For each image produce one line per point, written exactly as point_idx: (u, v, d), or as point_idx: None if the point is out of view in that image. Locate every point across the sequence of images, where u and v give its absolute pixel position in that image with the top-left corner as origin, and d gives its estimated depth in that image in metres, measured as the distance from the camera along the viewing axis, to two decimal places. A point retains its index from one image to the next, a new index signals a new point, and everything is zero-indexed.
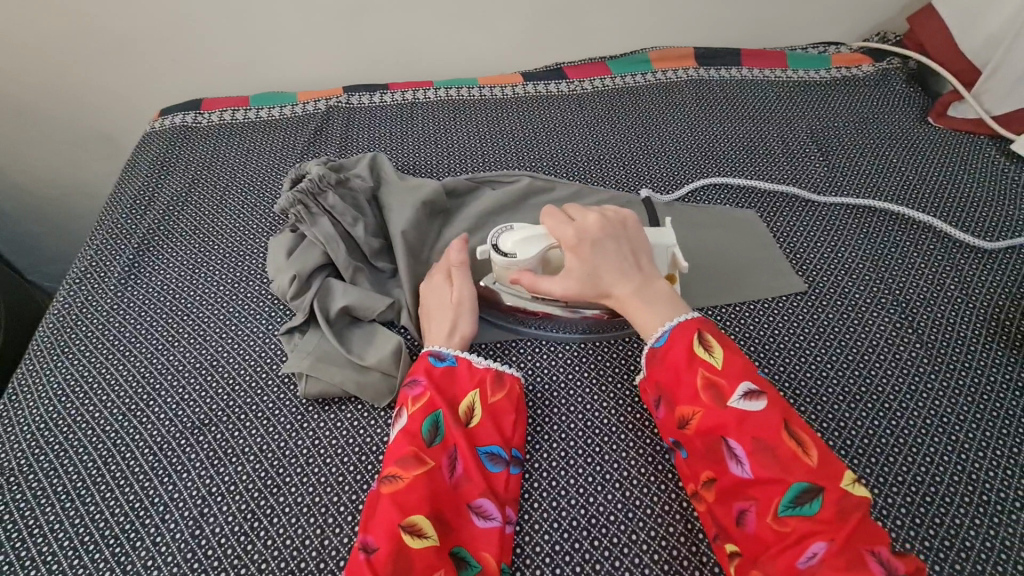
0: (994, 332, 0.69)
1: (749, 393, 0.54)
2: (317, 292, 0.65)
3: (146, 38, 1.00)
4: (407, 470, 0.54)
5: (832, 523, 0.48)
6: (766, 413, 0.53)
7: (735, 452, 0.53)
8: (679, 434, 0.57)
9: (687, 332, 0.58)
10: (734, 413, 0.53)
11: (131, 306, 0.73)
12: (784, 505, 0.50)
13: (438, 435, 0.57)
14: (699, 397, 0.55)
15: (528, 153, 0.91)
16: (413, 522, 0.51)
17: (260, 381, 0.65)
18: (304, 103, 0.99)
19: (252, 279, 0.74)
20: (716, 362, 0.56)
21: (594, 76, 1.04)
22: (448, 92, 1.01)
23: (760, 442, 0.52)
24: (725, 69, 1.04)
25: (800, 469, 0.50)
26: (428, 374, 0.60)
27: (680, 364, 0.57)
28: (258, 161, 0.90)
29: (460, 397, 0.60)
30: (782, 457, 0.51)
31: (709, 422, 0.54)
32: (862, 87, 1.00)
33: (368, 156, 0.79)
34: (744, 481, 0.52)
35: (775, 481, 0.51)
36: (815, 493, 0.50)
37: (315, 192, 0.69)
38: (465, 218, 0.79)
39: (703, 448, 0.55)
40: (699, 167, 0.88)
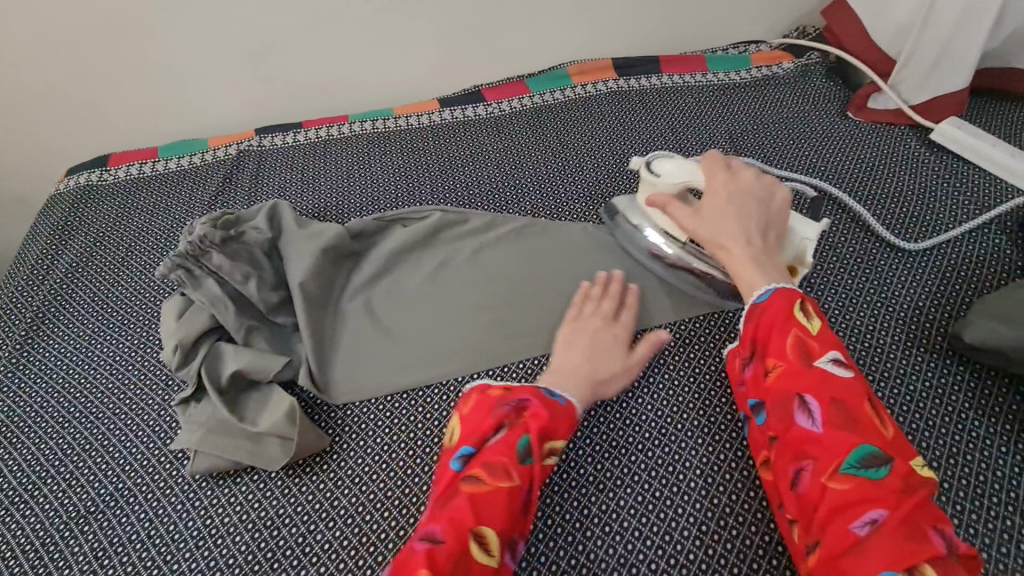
0: (912, 340, 0.66)
1: (838, 360, 0.51)
2: (205, 358, 0.62)
3: (47, 96, 0.97)
4: (495, 480, 0.51)
5: (895, 492, 0.44)
6: (853, 382, 0.50)
7: (808, 407, 0.49)
8: (761, 389, 0.54)
9: (790, 295, 0.55)
10: (818, 373, 0.50)
11: (22, 385, 0.69)
12: (848, 465, 0.46)
13: (528, 460, 0.53)
14: (784, 351, 0.52)
15: (445, 184, 0.88)
16: (483, 532, 0.49)
17: (152, 459, 0.61)
18: (214, 149, 0.96)
19: (149, 346, 0.71)
20: (812, 328, 0.53)
21: (513, 97, 1.02)
22: (363, 126, 0.99)
23: (839, 404, 0.48)
24: (645, 77, 1.02)
25: (875, 437, 0.47)
26: (542, 398, 0.57)
27: (772, 321, 0.54)
28: (163, 216, 0.87)
29: (557, 433, 0.56)
30: (860, 422, 0.48)
31: (790, 378, 0.51)
32: (781, 86, 0.99)
33: (268, 205, 0.76)
34: (809, 436, 0.49)
35: (843, 441, 0.47)
36: (884, 460, 0.46)
37: (198, 253, 0.66)
38: (375, 259, 0.76)
39: (773, 403, 0.52)
40: (619, 185, 0.86)
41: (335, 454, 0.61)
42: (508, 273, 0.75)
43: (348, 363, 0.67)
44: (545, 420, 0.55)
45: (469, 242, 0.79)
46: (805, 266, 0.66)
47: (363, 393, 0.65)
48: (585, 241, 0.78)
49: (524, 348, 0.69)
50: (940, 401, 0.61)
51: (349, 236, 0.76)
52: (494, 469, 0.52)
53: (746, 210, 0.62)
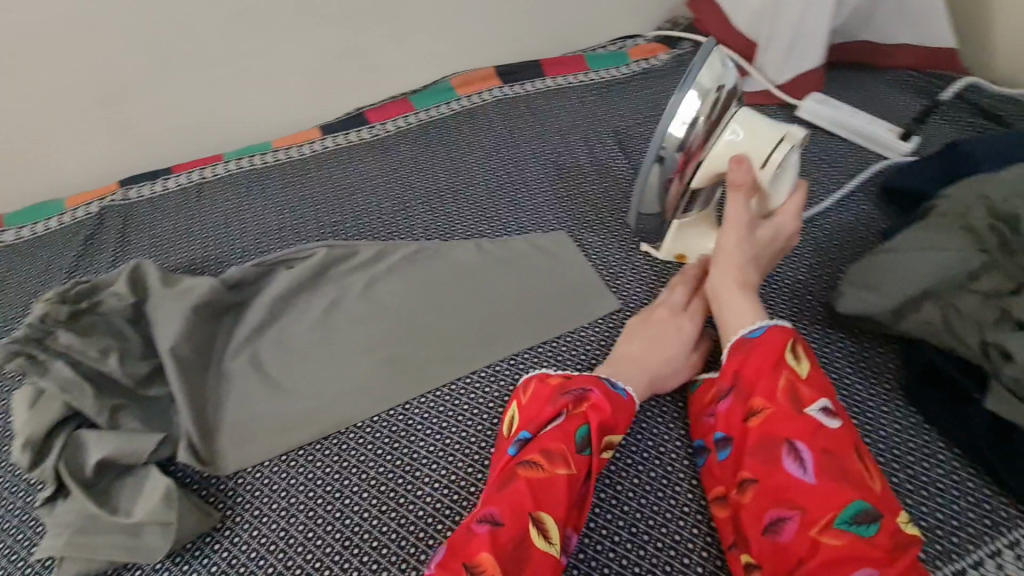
0: (796, 314, 0.68)
1: (830, 408, 0.50)
2: (62, 451, 0.55)
3: None
4: (552, 465, 0.51)
5: (884, 550, 0.44)
6: (842, 432, 0.49)
7: (801, 456, 0.48)
8: (740, 427, 0.53)
9: (785, 335, 0.54)
10: (810, 421, 0.50)
11: None
12: (838, 520, 0.45)
13: (589, 449, 0.53)
14: (777, 395, 0.51)
15: (331, 216, 0.84)
16: (541, 517, 0.49)
17: (13, 574, 0.54)
18: (72, 209, 0.88)
19: (3, 443, 0.63)
20: (801, 372, 0.52)
21: (397, 115, 0.99)
22: (240, 164, 0.93)
23: (830, 455, 0.48)
24: (528, 83, 1.02)
25: (866, 491, 0.46)
26: (606, 388, 0.57)
27: (763, 363, 0.54)
28: (17, 292, 0.78)
29: (617, 423, 0.57)
30: (850, 474, 0.47)
31: (777, 421, 0.51)
32: (659, 78, 1.01)
33: (130, 265, 0.69)
34: (797, 483, 0.48)
35: (834, 495, 0.46)
36: (873, 516, 0.45)
37: (43, 334, 0.61)
38: (259, 308, 0.71)
39: (758, 444, 0.51)
40: (510, 194, 0.85)
41: (227, 531, 0.56)
42: (402, 303, 0.72)
43: (236, 427, 0.62)
44: (606, 408, 0.56)
45: (359, 276, 0.75)
46: None
47: (257, 457, 0.61)
48: (479, 259, 0.76)
49: (425, 380, 0.66)
50: (825, 369, 0.64)
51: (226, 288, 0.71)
52: (551, 454, 0.52)
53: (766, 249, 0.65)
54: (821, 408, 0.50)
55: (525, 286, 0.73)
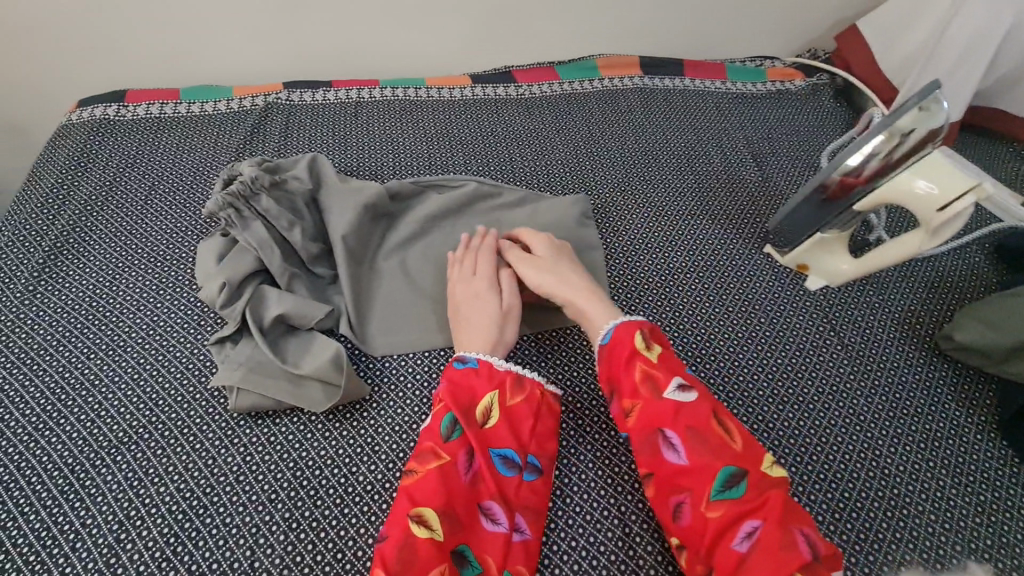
0: (908, 337, 0.73)
1: (682, 388, 0.57)
2: (249, 299, 0.62)
3: (67, 23, 0.93)
4: (424, 464, 0.55)
5: (757, 501, 0.51)
6: (697, 405, 0.56)
7: (670, 440, 0.55)
8: (624, 426, 0.59)
9: (630, 333, 0.61)
10: (670, 406, 0.56)
11: (39, 315, 0.67)
12: (715, 490, 0.52)
13: (456, 431, 0.56)
14: (638, 388, 0.58)
15: (476, 157, 0.91)
16: (421, 513, 0.52)
17: (185, 395, 0.61)
18: (240, 98, 0.95)
19: (179, 286, 0.70)
20: (654, 359, 0.59)
21: (543, 81, 1.05)
22: (395, 92, 0.99)
23: (693, 432, 0.55)
24: (669, 78, 1.07)
25: (728, 456, 0.53)
26: (452, 371, 0.60)
27: (620, 361, 0.60)
28: (189, 158, 0.85)
29: (478, 395, 0.59)
30: (712, 444, 0.54)
31: (647, 414, 0.57)
32: (794, 100, 1.06)
33: (307, 156, 0.76)
34: (677, 468, 0.54)
35: (704, 468, 0.53)
36: (740, 476, 0.52)
37: (248, 195, 0.67)
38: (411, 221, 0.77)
39: (638, 441, 0.57)
40: (644, 175, 0.91)
41: (374, 403, 0.63)
42: None
43: (385, 319, 0.69)
44: (458, 390, 0.59)
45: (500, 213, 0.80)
46: (838, 280, 0.75)
47: (402, 346, 0.67)
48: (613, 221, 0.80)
49: (550, 318, 0.72)
50: (929, 391, 0.68)
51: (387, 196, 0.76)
52: (424, 455, 0.55)
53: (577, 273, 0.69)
54: (676, 390, 0.57)
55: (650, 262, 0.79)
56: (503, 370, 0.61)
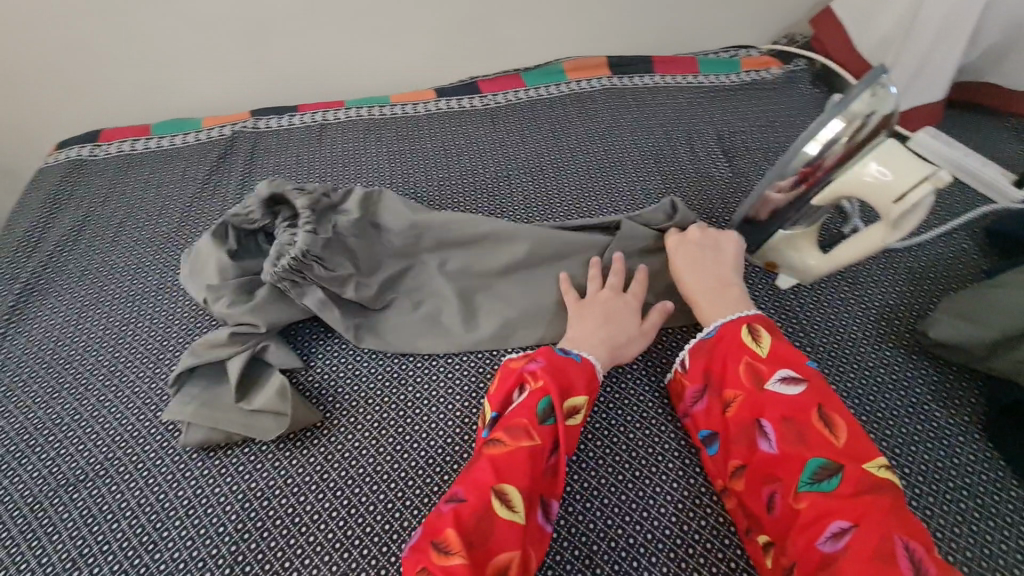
0: (883, 334, 0.69)
1: (789, 383, 0.56)
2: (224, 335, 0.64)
3: (46, 70, 0.97)
4: (515, 440, 0.54)
5: (851, 500, 0.49)
6: (802, 398, 0.55)
7: (766, 432, 0.55)
8: (718, 415, 0.59)
9: (736, 326, 0.61)
10: (769, 396, 0.56)
11: (8, 357, 0.69)
12: (805, 481, 0.51)
13: (551, 417, 0.56)
14: (740, 378, 0.58)
15: (438, 172, 0.90)
16: (505, 489, 0.51)
17: (142, 430, 0.62)
18: (208, 129, 0.96)
19: (141, 320, 0.71)
20: (762, 351, 0.59)
21: (509, 89, 1.04)
22: (359, 112, 1.00)
23: (791, 425, 0.54)
24: (637, 76, 1.05)
25: (829, 454, 0.52)
26: (556, 358, 0.60)
27: (726, 353, 0.60)
28: (157, 192, 0.87)
29: (577, 389, 0.59)
30: (809, 437, 0.53)
31: (745, 405, 0.57)
32: (769, 89, 1.02)
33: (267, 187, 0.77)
34: (770, 457, 0.54)
35: (799, 459, 0.52)
36: (835, 471, 0.51)
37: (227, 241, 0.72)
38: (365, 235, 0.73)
39: (734, 430, 0.57)
40: (609, 179, 0.89)
41: (325, 430, 0.62)
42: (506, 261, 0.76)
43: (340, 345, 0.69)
44: (563, 378, 0.59)
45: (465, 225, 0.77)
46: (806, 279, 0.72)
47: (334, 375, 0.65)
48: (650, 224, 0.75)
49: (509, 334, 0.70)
50: (905, 392, 0.64)
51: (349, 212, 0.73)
52: (514, 430, 0.55)
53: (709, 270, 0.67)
54: (779, 382, 0.57)
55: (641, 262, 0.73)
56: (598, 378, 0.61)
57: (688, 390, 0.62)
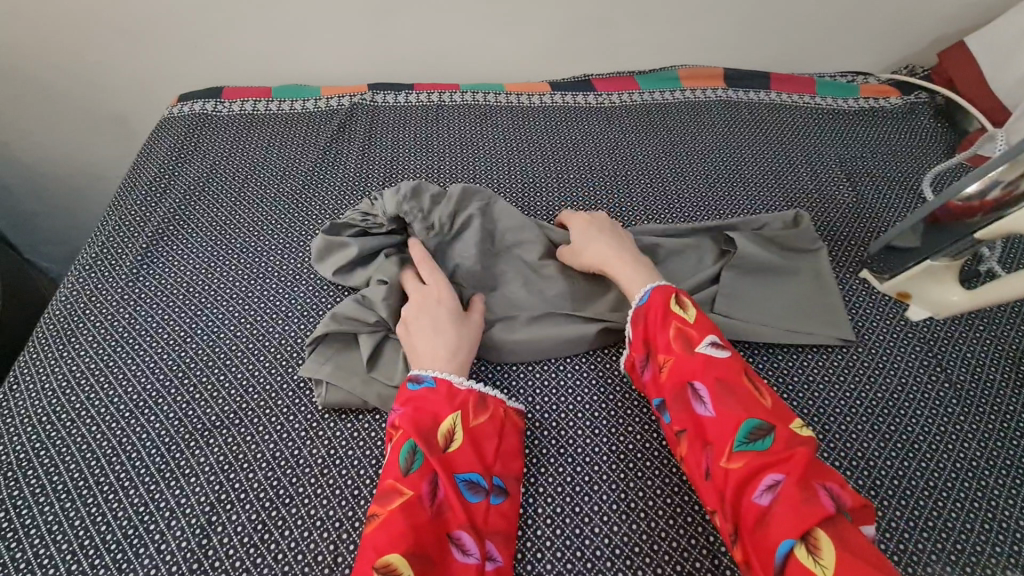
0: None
1: (714, 345, 0.58)
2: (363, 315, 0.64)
3: (176, 25, 0.99)
4: (387, 505, 0.51)
5: (782, 454, 0.50)
6: (729, 361, 0.57)
7: (700, 393, 0.55)
8: (655, 385, 0.59)
9: (664, 293, 0.62)
10: (700, 358, 0.57)
11: (141, 299, 0.70)
12: (739, 441, 0.52)
13: (416, 462, 0.53)
14: (671, 344, 0.59)
15: (555, 165, 0.90)
16: (388, 560, 0.47)
17: (275, 384, 0.62)
18: (327, 98, 0.97)
19: (269, 277, 0.72)
20: (689, 318, 0.60)
21: (624, 90, 1.03)
22: (474, 96, 1.00)
23: (721, 382, 0.55)
24: (754, 91, 1.04)
25: (757, 413, 0.53)
26: (409, 395, 0.58)
27: (653, 319, 0.61)
28: (278, 154, 0.88)
29: (441, 416, 0.57)
30: (742, 399, 0.54)
31: (678, 368, 0.57)
32: (890, 118, 1.00)
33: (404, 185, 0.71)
34: (704, 420, 0.54)
35: (732, 419, 0.53)
36: (768, 430, 0.52)
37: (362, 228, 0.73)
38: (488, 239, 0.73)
39: (673, 393, 0.57)
40: (728, 190, 0.88)
41: None
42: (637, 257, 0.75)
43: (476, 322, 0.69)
44: (419, 414, 0.57)
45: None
46: (943, 313, 0.70)
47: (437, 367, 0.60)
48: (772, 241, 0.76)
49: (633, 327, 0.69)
50: None
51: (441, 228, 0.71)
52: (386, 496, 0.52)
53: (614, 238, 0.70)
54: (708, 345, 0.58)
55: (767, 295, 0.72)
56: (464, 390, 0.60)
57: (635, 361, 0.63)
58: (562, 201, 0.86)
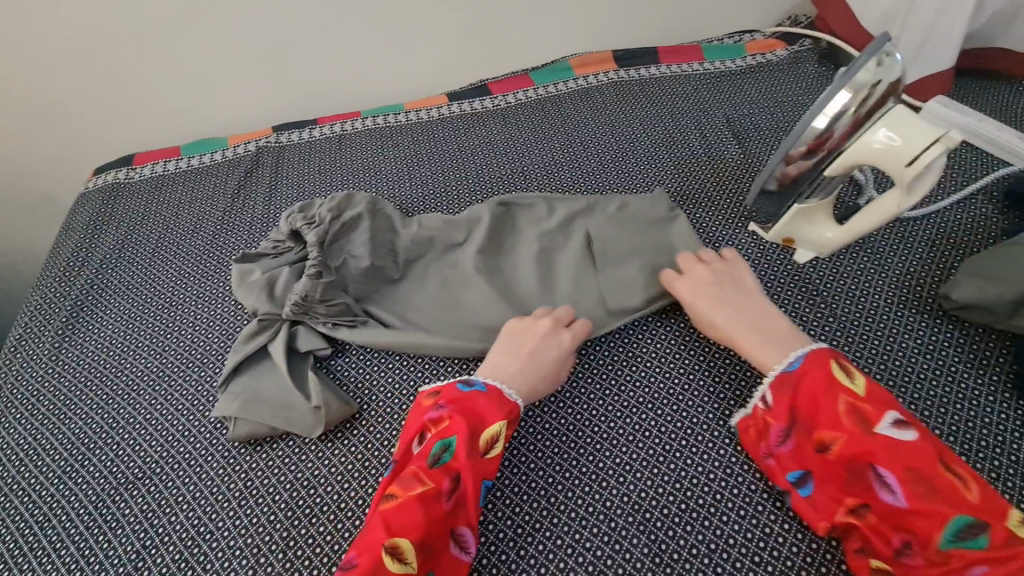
0: (905, 300, 0.69)
1: (896, 422, 0.52)
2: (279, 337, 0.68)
3: (80, 101, 1.03)
4: (407, 491, 0.54)
5: (997, 554, 0.46)
6: (919, 444, 0.51)
7: (886, 481, 0.50)
8: (816, 460, 0.54)
9: (823, 360, 0.57)
10: (883, 440, 0.51)
11: (65, 370, 0.73)
12: (946, 539, 0.47)
13: (443, 458, 0.56)
14: (841, 420, 0.54)
15: (455, 173, 0.93)
16: (398, 543, 0.50)
17: (191, 429, 0.65)
18: (234, 146, 1.01)
19: (184, 328, 0.75)
20: (858, 390, 0.55)
21: (518, 89, 1.06)
22: (375, 121, 1.03)
23: (913, 472, 0.50)
24: (643, 68, 1.07)
25: (962, 503, 0.48)
26: (460, 395, 0.60)
27: (815, 389, 0.56)
28: (190, 208, 0.91)
29: (486, 419, 0.59)
30: (941, 489, 0.49)
31: (854, 447, 0.52)
32: (776, 70, 1.03)
33: (298, 209, 0.78)
34: (895, 511, 0.50)
35: (933, 514, 0.48)
36: (977, 527, 0.47)
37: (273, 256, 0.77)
38: (384, 255, 0.75)
39: (847, 473, 0.53)
40: (622, 167, 0.91)
41: (362, 420, 0.64)
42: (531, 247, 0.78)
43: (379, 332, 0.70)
44: (467, 416, 0.59)
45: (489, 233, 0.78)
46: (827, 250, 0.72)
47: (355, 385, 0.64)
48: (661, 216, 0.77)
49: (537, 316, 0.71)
50: (932, 356, 0.65)
51: (323, 221, 0.75)
52: (407, 480, 0.55)
53: (734, 303, 0.66)
54: (889, 425, 0.52)
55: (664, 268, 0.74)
56: (509, 398, 0.61)
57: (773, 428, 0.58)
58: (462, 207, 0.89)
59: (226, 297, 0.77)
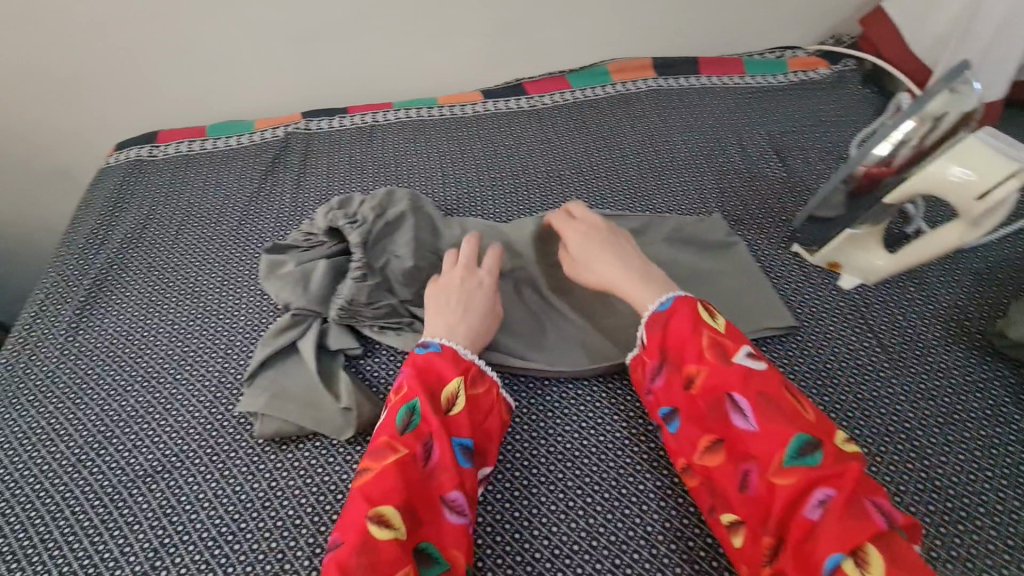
0: (954, 335, 0.68)
1: (750, 355, 0.55)
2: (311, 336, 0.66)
3: (104, 74, 1.00)
4: (379, 461, 0.52)
5: (834, 469, 0.48)
6: (767, 372, 0.54)
7: (739, 406, 0.52)
8: (683, 397, 0.56)
9: (688, 303, 0.59)
10: (738, 370, 0.54)
11: (83, 353, 0.71)
12: (788, 457, 0.49)
13: (412, 424, 0.55)
14: (704, 355, 0.55)
15: (490, 173, 0.91)
16: (382, 513, 0.49)
17: (215, 424, 0.63)
18: (261, 130, 0.98)
19: (207, 317, 0.72)
20: (718, 328, 0.57)
21: (554, 91, 1.04)
22: (408, 113, 1.01)
23: (764, 397, 0.52)
24: (683, 77, 1.05)
25: (803, 423, 0.51)
26: (418, 359, 0.59)
27: (682, 330, 0.57)
28: (214, 192, 0.88)
29: (445, 379, 0.58)
30: (786, 412, 0.51)
31: (715, 380, 0.54)
32: (819, 89, 1.01)
33: (336, 202, 0.73)
34: (746, 437, 0.52)
35: (776, 436, 0.50)
36: (815, 444, 0.49)
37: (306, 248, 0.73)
38: (421, 255, 0.73)
39: (707, 408, 0.54)
40: (661, 178, 0.89)
41: None
42: None
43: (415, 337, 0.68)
44: (426, 377, 0.58)
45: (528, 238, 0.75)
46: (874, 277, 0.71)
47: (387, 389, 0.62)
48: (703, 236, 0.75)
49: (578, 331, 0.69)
50: (981, 394, 0.63)
51: (366, 220, 0.71)
52: (380, 452, 0.53)
53: (613, 249, 0.66)
54: (744, 357, 0.55)
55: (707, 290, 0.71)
56: (470, 358, 0.60)
57: (650, 372, 0.60)
58: (496, 208, 0.86)
59: (253, 288, 0.75)
